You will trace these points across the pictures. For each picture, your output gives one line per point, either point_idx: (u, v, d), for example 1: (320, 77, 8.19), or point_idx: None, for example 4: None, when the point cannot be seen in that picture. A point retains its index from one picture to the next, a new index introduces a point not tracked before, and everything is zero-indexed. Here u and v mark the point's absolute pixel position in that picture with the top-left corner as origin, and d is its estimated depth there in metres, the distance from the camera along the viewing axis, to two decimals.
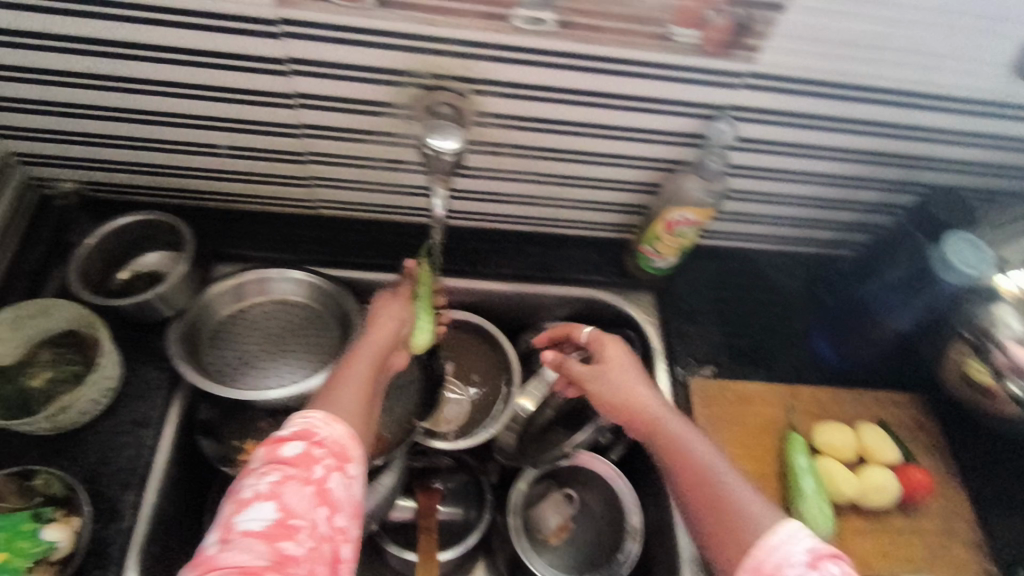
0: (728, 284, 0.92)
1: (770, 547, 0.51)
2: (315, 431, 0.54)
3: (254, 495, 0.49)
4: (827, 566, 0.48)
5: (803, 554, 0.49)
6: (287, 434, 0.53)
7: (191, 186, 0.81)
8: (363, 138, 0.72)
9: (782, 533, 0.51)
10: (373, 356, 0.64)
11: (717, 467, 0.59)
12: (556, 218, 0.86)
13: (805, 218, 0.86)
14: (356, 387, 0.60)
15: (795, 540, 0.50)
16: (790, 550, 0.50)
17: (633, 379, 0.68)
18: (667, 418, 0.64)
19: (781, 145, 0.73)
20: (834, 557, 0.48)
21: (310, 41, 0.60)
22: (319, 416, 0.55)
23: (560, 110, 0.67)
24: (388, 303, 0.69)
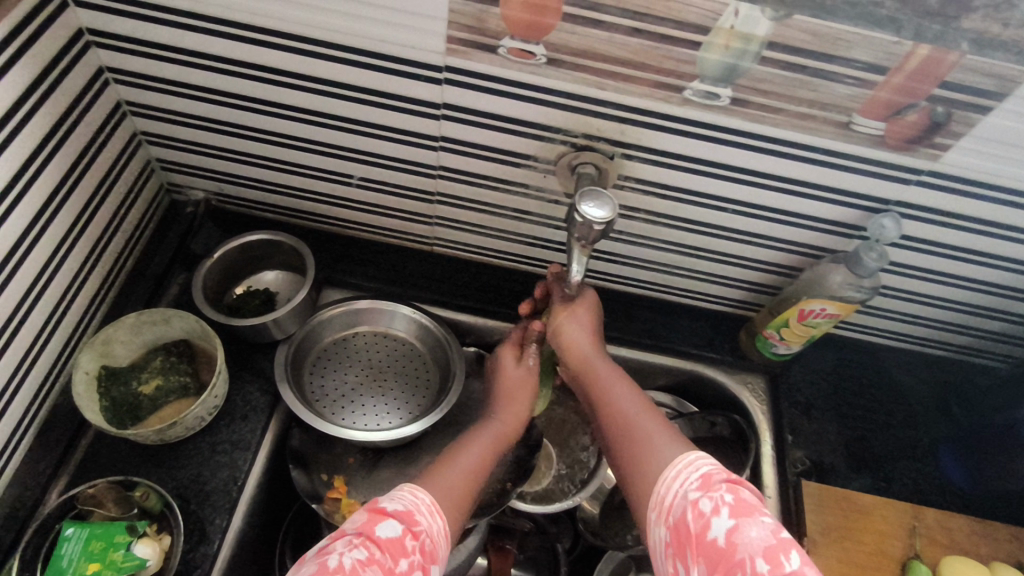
0: (849, 377, 0.84)
1: (669, 480, 0.50)
2: (416, 520, 0.51)
3: (337, 567, 0.45)
4: (719, 491, 0.47)
5: (695, 482, 0.49)
6: (388, 511, 0.51)
7: (315, 209, 0.82)
8: (495, 186, 0.71)
9: (679, 467, 0.51)
10: (490, 442, 0.64)
11: (634, 411, 0.59)
12: (674, 286, 0.82)
13: (947, 321, 0.79)
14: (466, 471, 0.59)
15: (690, 471, 0.50)
16: (684, 480, 0.50)
17: (580, 327, 0.66)
18: (601, 365, 0.64)
19: (942, 246, 0.67)
20: (729, 484, 0.48)
21: (469, 90, 0.60)
22: (425, 499, 0.54)
23: (709, 184, 0.64)
24: (506, 373, 0.69)
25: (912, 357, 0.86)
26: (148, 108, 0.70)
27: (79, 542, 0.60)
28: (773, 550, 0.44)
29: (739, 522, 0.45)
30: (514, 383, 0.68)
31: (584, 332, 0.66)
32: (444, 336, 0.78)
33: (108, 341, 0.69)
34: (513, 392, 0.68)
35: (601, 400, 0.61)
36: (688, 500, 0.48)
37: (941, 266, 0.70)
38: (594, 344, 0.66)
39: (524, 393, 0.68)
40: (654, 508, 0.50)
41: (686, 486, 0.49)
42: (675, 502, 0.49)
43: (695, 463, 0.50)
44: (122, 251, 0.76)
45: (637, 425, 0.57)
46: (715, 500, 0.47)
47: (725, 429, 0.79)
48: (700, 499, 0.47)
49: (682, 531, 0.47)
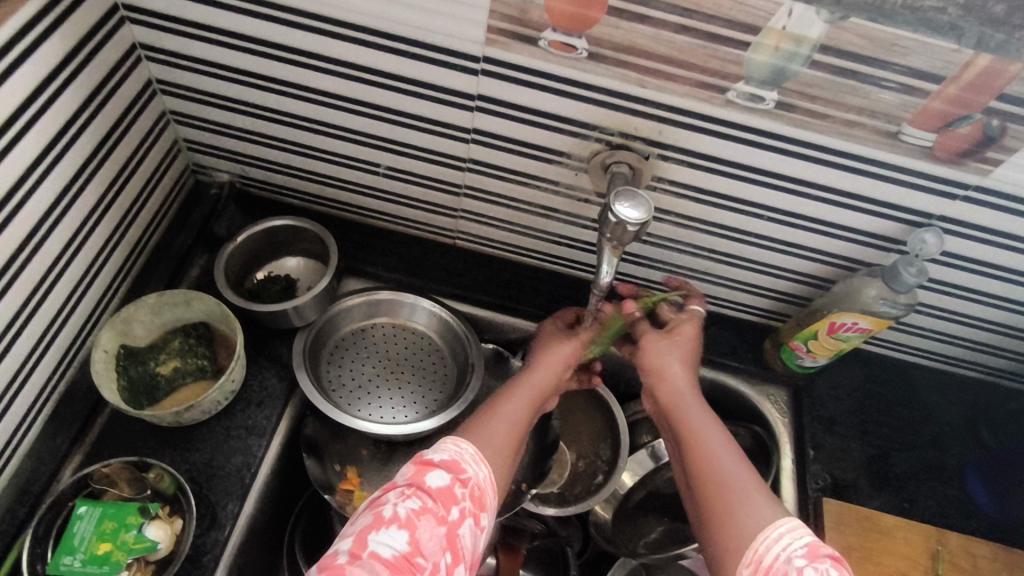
0: (875, 394, 0.82)
1: (770, 540, 0.47)
2: (464, 467, 0.51)
3: (391, 518, 0.47)
4: (826, 565, 0.45)
5: (800, 549, 0.46)
6: (436, 461, 0.51)
7: (340, 197, 0.81)
8: (525, 181, 0.69)
9: (782, 527, 0.48)
10: (528, 396, 0.62)
11: (731, 465, 0.54)
12: (699, 292, 0.80)
13: (980, 340, 0.77)
14: (508, 425, 0.58)
15: (794, 537, 0.47)
16: (788, 544, 0.47)
17: (677, 360, 0.64)
18: (696, 405, 0.60)
19: (982, 263, 0.65)
20: (835, 560, 0.46)
21: (506, 83, 0.59)
22: (469, 449, 0.53)
23: (745, 189, 0.62)
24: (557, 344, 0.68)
25: (940, 377, 0.83)
26: (179, 87, 0.69)
27: (91, 521, 0.60)
28: None
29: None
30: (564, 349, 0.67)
31: (674, 353, 0.64)
32: (465, 332, 0.77)
33: (129, 320, 0.69)
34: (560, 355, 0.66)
35: (692, 446, 0.57)
36: (793, 565, 0.45)
37: (980, 285, 0.68)
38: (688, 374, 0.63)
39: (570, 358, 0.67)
40: (748, 564, 0.47)
41: (792, 550, 0.46)
42: (776, 564, 0.46)
43: (799, 529, 0.48)
44: (145, 229, 0.75)
45: (732, 481, 0.52)
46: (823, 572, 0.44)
47: (746, 440, 0.78)
48: (807, 567, 0.45)
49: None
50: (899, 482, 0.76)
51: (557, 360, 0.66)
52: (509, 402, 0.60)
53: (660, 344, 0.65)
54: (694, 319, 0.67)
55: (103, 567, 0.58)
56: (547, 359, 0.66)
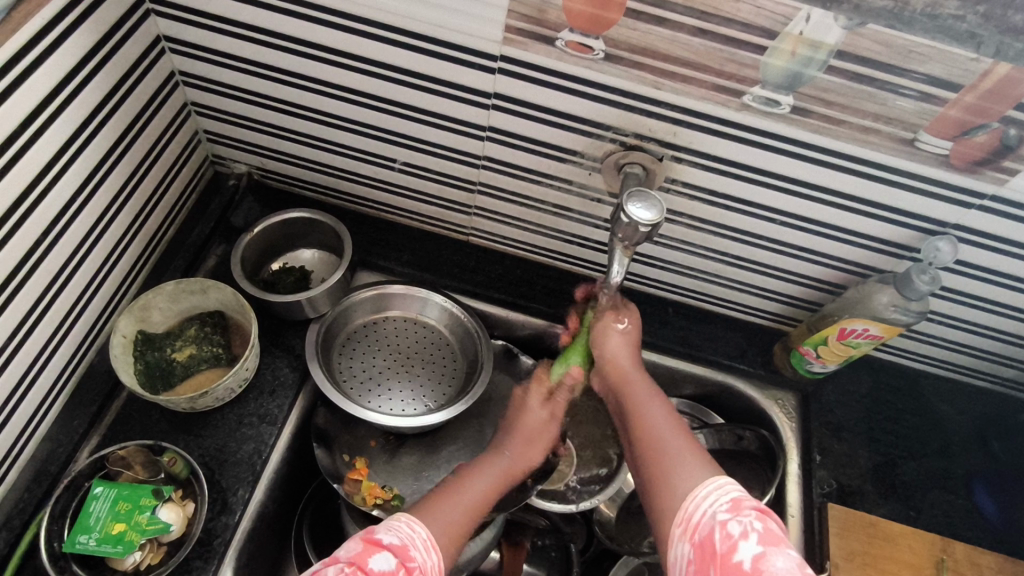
0: (885, 401, 0.81)
1: (698, 499, 0.49)
2: (411, 553, 0.51)
3: None
4: (749, 516, 0.46)
5: (725, 504, 0.48)
6: (383, 542, 0.50)
7: (356, 190, 0.82)
8: (538, 180, 0.70)
9: (710, 487, 0.50)
10: (493, 477, 0.64)
11: (670, 438, 0.56)
12: (710, 294, 0.80)
13: (990, 350, 0.76)
14: (467, 504, 0.59)
15: (720, 493, 0.49)
16: (714, 501, 0.48)
17: (620, 350, 0.65)
18: (640, 388, 0.62)
19: (994, 272, 0.65)
20: (760, 511, 0.47)
21: (522, 82, 0.59)
22: (422, 534, 0.54)
23: (758, 193, 0.63)
24: (528, 414, 0.68)
25: (951, 387, 0.83)
26: (201, 79, 0.71)
27: (107, 501, 0.62)
28: None
29: (767, 550, 0.44)
30: (546, 416, 0.68)
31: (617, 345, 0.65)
32: (475, 327, 0.78)
33: (147, 306, 0.70)
34: (535, 422, 0.68)
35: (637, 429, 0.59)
36: (716, 520, 0.47)
37: (992, 295, 0.68)
38: (634, 362, 0.65)
39: (549, 419, 0.68)
40: (678, 524, 0.49)
41: (715, 506, 0.48)
42: (702, 520, 0.48)
43: (727, 486, 0.49)
44: (164, 216, 0.76)
45: (669, 453, 0.54)
46: (745, 524, 0.46)
47: (751, 443, 0.78)
48: (729, 520, 0.46)
49: (707, 551, 0.46)
50: (905, 490, 0.76)
51: (534, 431, 0.67)
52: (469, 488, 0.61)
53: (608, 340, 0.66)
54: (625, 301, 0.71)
55: (117, 547, 0.59)
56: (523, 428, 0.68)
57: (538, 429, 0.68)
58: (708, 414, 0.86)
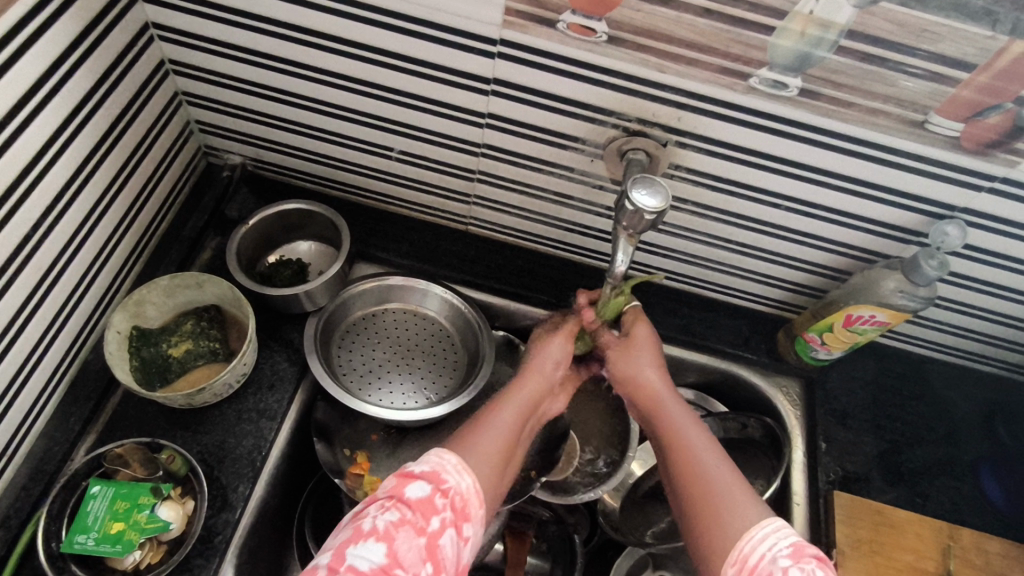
0: (890, 387, 0.81)
1: (754, 540, 0.46)
2: (444, 477, 0.49)
3: (370, 530, 0.45)
4: (811, 565, 0.44)
5: (785, 549, 0.45)
6: (416, 472, 0.48)
7: (352, 181, 0.81)
8: (540, 168, 0.69)
9: (767, 528, 0.47)
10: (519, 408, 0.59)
11: (712, 466, 0.53)
12: (714, 282, 0.79)
13: (996, 335, 0.76)
14: (501, 437, 0.54)
15: (778, 536, 0.46)
16: (773, 544, 0.46)
17: (647, 366, 0.63)
18: (675, 408, 0.59)
19: (1002, 257, 0.64)
20: (820, 560, 0.44)
21: (523, 67, 0.58)
22: (453, 460, 0.50)
23: (764, 178, 0.62)
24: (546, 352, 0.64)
25: (957, 372, 0.82)
26: (192, 67, 0.69)
27: (105, 500, 0.61)
28: None
29: None
30: (567, 351, 0.65)
31: (641, 361, 0.63)
32: (476, 319, 0.77)
33: (142, 301, 0.69)
34: (552, 359, 0.64)
35: (675, 453, 0.55)
36: (777, 566, 0.44)
37: (1000, 279, 0.67)
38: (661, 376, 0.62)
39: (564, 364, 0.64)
40: (732, 564, 0.46)
41: (775, 550, 0.45)
42: (760, 564, 0.45)
43: (784, 529, 0.47)
44: (157, 209, 0.75)
45: (715, 484, 0.51)
46: (808, 573, 0.43)
47: (756, 431, 0.77)
48: (791, 568, 0.43)
49: None
50: (911, 476, 0.75)
51: (552, 365, 0.64)
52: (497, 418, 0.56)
53: (621, 359, 0.64)
54: (638, 312, 0.67)
55: (116, 546, 0.58)
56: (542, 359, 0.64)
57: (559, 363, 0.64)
58: (712, 403, 0.85)
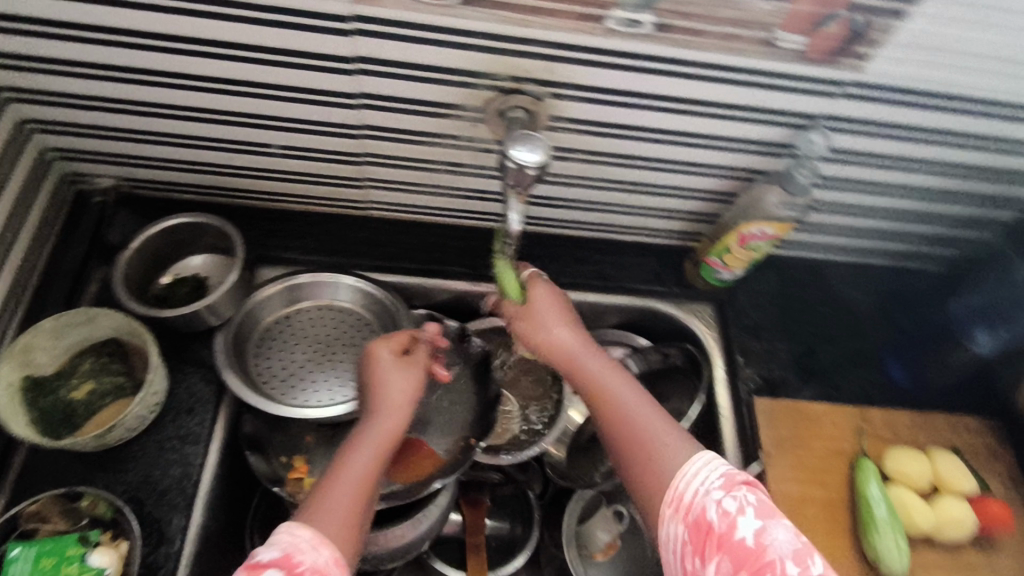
0: (793, 293, 0.86)
1: (688, 477, 0.51)
2: (297, 559, 0.47)
3: None
4: (742, 492, 0.48)
5: (717, 481, 0.50)
6: (265, 561, 0.46)
7: (238, 184, 0.77)
8: (424, 140, 0.68)
9: (699, 464, 0.51)
10: (374, 448, 0.58)
11: (644, 416, 0.57)
12: (617, 224, 0.81)
13: (876, 228, 0.82)
14: (356, 482, 0.55)
15: (710, 468, 0.51)
16: (706, 478, 0.50)
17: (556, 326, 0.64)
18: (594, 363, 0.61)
19: (866, 155, 0.69)
20: (750, 486, 0.49)
21: (384, 40, 0.56)
22: (307, 535, 0.49)
23: (640, 116, 0.63)
24: (387, 372, 0.64)
25: (849, 269, 0.88)
26: (32, 92, 0.64)
27: (28, 561, 0.57)
28: (801, 553, 0.46)
29: (765, 523, 0.47)
30: (407, 373, 0.64)
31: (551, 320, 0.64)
32: (391, 301, 0.76)
33: (29, 348, 0.64)
34: (400, 388, 0.63)
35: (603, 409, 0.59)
36: (712, 498, 0.49)
37: (869, 176, 0.72)
38: (578, 338, 0.63)
39: (415, 384, 0.64)
40: (670, 505, 0.50)
41: (708, 483, 0.50)
42: (695, 499, 0.49)
43: (714, 461, 0.51)
44: (26, 249, 0.70)
45: (647, 434, 0.55)
46: (740, 500, 0.48)
47: (677, 357, 0.81)
48: (724, 498, 0.48)
49: (703, 528, 0.48)
50: (821, 371, 0.81)
51: (403, 394, 0.63)
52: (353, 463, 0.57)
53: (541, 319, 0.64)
54: (537, 277, 0.67)
55: None
56: (389, 391, 0.63)
57: (406, 384, 0.64)
58: (632, 337, 0.87)
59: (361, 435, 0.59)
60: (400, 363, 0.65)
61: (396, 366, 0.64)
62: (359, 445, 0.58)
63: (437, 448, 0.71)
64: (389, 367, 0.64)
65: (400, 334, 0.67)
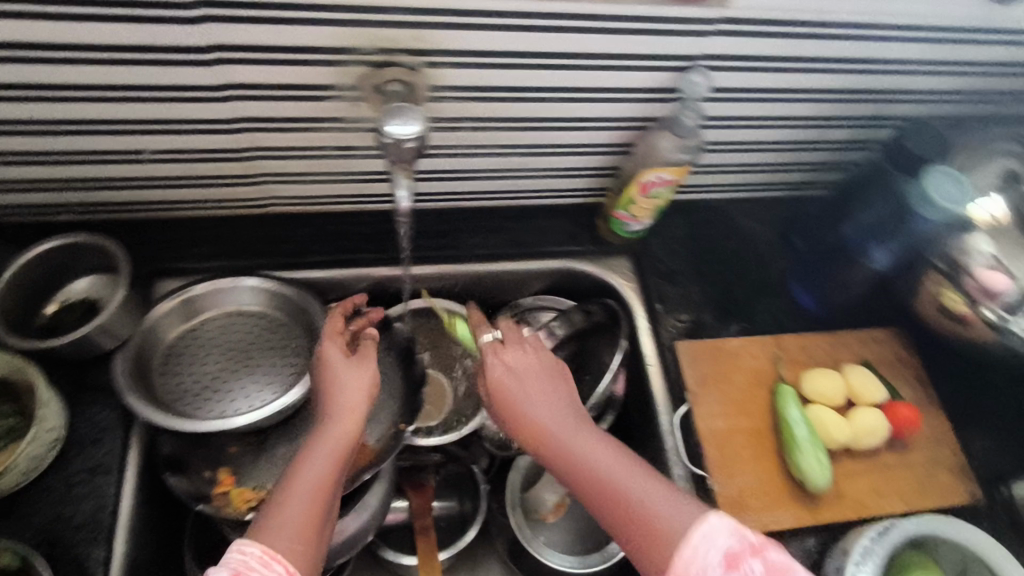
0: (703, 235, 0.88)
1: (690, 552, 0.47)
2: None
3: None
4: (746, 564, 0.45)
5: (718, 558, 0.46)
6: None
7: (117, 197, 0.73)
8: (306, 127, 0.65)
9: (701, 534, 0.48)
10: (328, 454, 0.56)
11: (634, 484, 0.54)
12: (522, 188, 0.81)
13: (772, 162, 0.84)
14: (308, 496, 0.53)
15: (715, 539, 0.47)
16: (708, 555, 0.47)
17: (528, 390, 0.62)
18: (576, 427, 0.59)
19: (749, 91, 0.70)
20: (755, 552, 0.46)
21: (236, 24, 0.54)
22: (256, 552, 0.48)
23: (521, 76, 0.63)
24: (336, 372, 0.62)
25: (754, 205, 0.91)
26: None
27: None
28: None
29: None
30: (361, 370, 0.62)
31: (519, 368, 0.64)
32: (300, 298, 0.73)
33: None
34: (351, 387, 0.61)
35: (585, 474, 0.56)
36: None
37: (756, 111, 0.73)
38: (550, 406, 0.61)
39: (368, 380, 0.62)
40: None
41: (711, 560, 0.46)
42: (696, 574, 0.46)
43: (718, 529, 0.48)
44: None
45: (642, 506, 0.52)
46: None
47: (601, 314, 0.79)
48: None
49: None
50: (738, 307, 0.83)
51: (355, 394, 0.60)
52: (305, 473, 0.55)
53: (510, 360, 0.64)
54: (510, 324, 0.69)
55: None
56: (340, 390, 0.60)
57: (356, 384, 0.61)
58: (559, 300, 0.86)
59: (314, 442, 0.57)
60: (351, 361, 0.63)
61: (348, 365, 0.62)
62: (313, 446, 0.56)
63: (367, 440, 0.68)
64: (337, 363, 0.62)
65: (338, 325, 0.67)
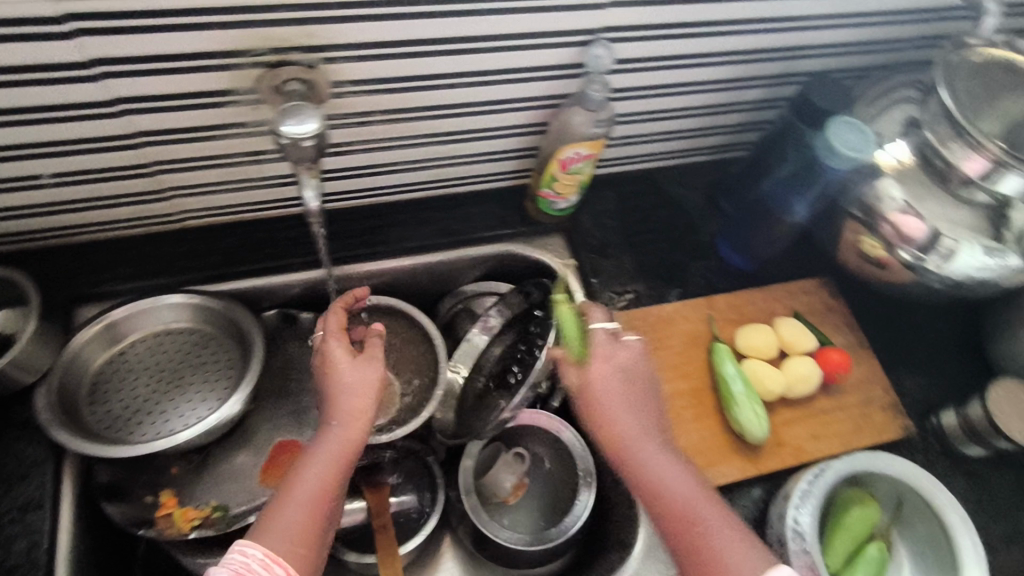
0: (633, 206, 0.89)
1: None
2: None
3: None
4: None
5: None
6: None
7: (22, 226, 0.70)
8: (212, 134, 0.64)
9: None
10: (331, 458, 0.57)
11: (712, 515, 0.57)
12: (446, 177, 0.81)
13: (690, 127, 0.85)
14: (304, 499, 0.55)
15: None
16: None
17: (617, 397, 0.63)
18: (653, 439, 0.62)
19: (653, 59, 0.71)
20: None
21: (119, 36, 0.52)
22: (257, 554, 0.51)
23: (422, 63, 0.62)
24: (337, 369, 0.60)
25: (679, 171, 0.92)
26: None
27: None
28: None
29: None
30: (362, 371, 0.60)
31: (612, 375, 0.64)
32: (228, 309, 0.72)
33: None
34: (354, 384, 0.59)
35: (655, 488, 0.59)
36: None
37: (663, 79, 0.75)
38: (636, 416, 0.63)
39: (372, 379, 0.60)
40: None
41: None
42: None
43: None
44: None
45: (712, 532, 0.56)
46: None
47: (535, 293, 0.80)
48: None
49: None
50: (671, 272, 0.84)
51: (357, 396, 0.59)
52: (307, 474, 0.56)
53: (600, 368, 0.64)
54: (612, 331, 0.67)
55: None
56: (344, 388, 0.59)
57: (361, 386, 0.60)
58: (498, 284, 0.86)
59: (319, 445, 0.57)
60: (357, 361, 0.61)
61: (352, 365, 0.60)
62: (320, 441, 0.58)
63: None
64: (332, 351, 0.61)
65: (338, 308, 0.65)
